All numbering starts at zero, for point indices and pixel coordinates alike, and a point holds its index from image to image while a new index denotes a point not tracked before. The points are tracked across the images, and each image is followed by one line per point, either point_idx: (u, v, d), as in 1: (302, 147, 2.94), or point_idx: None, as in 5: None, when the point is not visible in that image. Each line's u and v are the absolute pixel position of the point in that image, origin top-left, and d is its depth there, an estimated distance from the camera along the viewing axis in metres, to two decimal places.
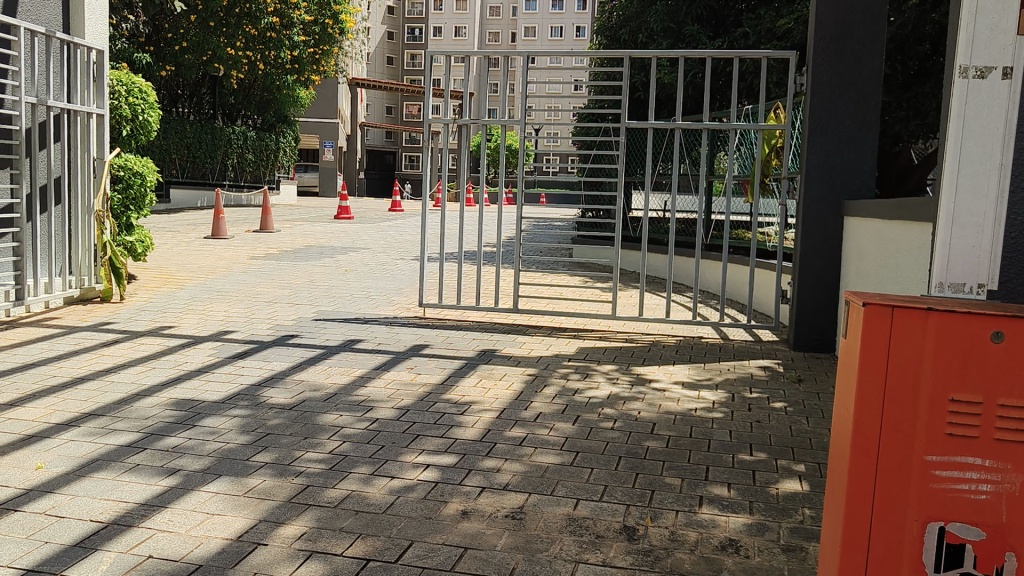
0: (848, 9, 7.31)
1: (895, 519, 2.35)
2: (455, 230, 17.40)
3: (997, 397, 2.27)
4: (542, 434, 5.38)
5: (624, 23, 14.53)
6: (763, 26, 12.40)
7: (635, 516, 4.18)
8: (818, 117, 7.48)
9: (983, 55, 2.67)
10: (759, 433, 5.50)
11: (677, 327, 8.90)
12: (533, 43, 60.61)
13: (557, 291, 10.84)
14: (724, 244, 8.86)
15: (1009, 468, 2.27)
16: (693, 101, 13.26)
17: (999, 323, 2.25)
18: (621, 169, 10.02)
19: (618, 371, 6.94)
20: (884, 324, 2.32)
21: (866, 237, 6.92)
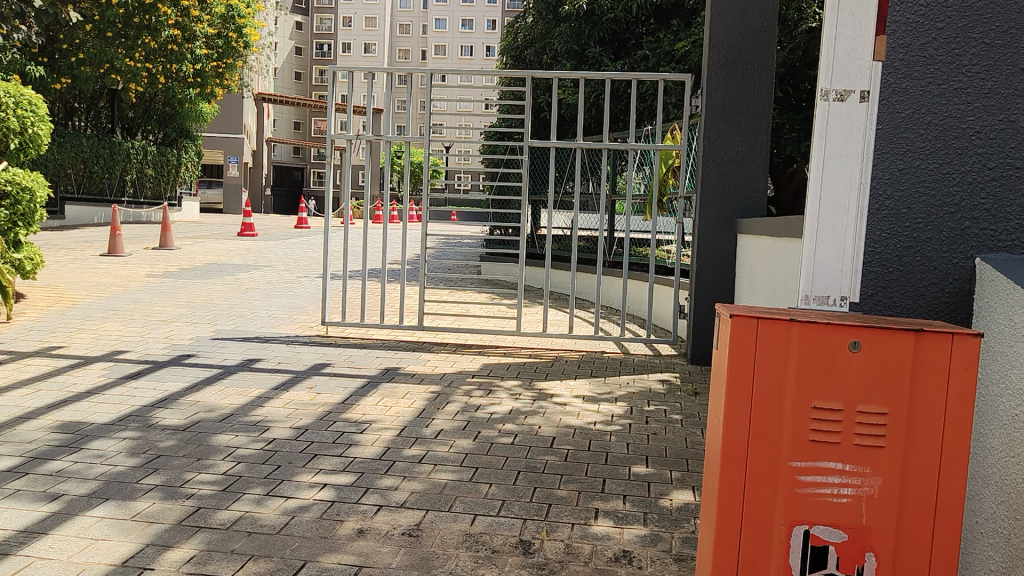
0: (740, 34, 7.57)
1: (763, 524, 2.39)
2: (360, 247, 17.30)
3: (857, 404, 2.34)
4: (441, 451, 5.37)
5: (529, 43, 14.78)
6: (661, 49, 12.82)
7: (532, 530, 4.21)
8: (712, 138, 7.70)
9: (842, 79, 2.98)
10: (655, 445, 5.61)
11: (580, 343, 9.02)
12: (443, 61, 61.03)
13: (462, 308, 10.89)
14: (624, 261, 8.93)
15: (869, 472, 2.34)
16: (595, 122, 13.49)
17: (857, 333, 2.33)
18: (525, 188, 9.96)
19: (521, 388, 6.96)
20: (750, 334, 2.38)
21: (757, 254, 7.17)
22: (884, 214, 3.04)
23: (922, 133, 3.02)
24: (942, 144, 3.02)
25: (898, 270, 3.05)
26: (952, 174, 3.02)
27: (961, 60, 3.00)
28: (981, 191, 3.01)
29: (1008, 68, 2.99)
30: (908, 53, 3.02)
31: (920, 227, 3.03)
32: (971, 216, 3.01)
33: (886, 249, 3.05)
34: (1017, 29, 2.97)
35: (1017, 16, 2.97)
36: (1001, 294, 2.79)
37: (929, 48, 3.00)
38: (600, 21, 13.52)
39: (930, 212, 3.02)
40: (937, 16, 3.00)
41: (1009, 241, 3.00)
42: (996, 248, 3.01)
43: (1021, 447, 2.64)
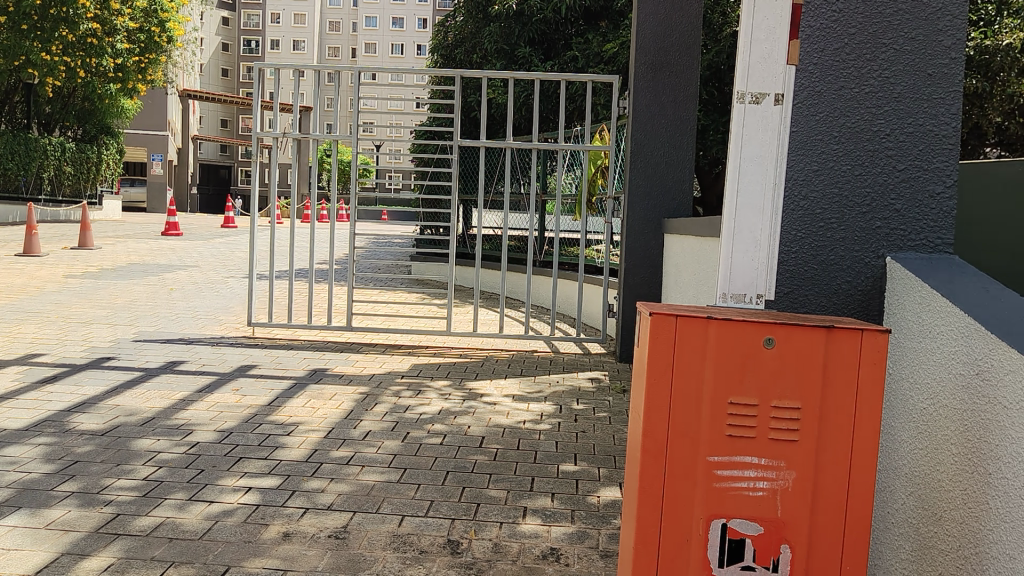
0: (666, 37, 7.68)
1: (683, 517, 2.42)
2: (288, 247, 17.06)
3: (771, 400, 2.39)
4: (369, 453, 5.33)
5: (459, 42, 14.79)
6: (589, 51, 12.95)
7: (460, 530, 4.21)
8: (639, 139, 7.80)
9: (758, 82, 3.04)
10: (584, 443, 5.66)
11: (510, 342, 9.04)
12: (373, 59, 60.54)
13: (392, 308, 10.83)
14: (554, 260, 8.94)
15: (783, 465, 2.40)
16: (525, 122, 13.54)
17: (771, 330, 2.38)
18: (455, 187, 9.90)
19: (450, 388, 6.95)
20: (670, 332, 2.40)
21: (682, 253, 7.29)
22: (799, 214, 3.13)
23: (835, 136, 3.11)
24: (854, 146, 3.11)
25: (813, 268, 3.13)
26: (863, 176, 3.11)
27: (872, 65, 3.09)
28: (891, 192, 3.10)
29: (917, 73, 3.07)
30: (821, 58, 3.10)
31: (832, 227, 3.11)
32: (881, 216, 3.10)
33: (802, 248, 3.13)
34: (925, 35, 3.06)
35: (925, 23, 3.06)
36: (909, 292, 2.90)
37: (842, 53, 3.09)
38: (529, 21, 13.59)
39: (842, 213, 3.11)
40: (850, 23, 3.09)
41: (919, 241, 3.10)
42: (907, 248, 3.10)
43: (929, 440, 2.74)
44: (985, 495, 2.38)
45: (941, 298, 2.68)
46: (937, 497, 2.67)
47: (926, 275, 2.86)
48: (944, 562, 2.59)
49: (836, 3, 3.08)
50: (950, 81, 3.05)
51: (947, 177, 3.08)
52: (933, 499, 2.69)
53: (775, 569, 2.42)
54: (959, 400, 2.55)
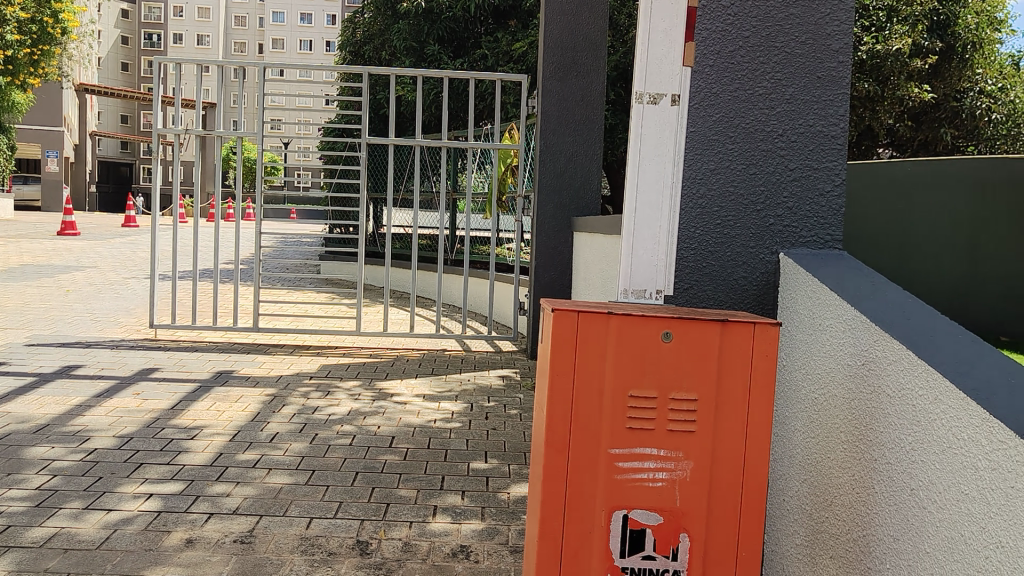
0: (573, 36, 7.74)
1: (585, 510, 2.46)
2: (191, 247, 16.60)
3: (669, 392, 2.45)
4: (276, 455, 5.24)
5: (367, 39, 14.70)
6: (499, 49, 13.01)
7: (369, 530, 4.18)
8: (548, 139, 7.88)
9: (655, 83, 3.19)
10: (494, 440, 5.69)
11: (421, 341, 9.02)
12: (281, 55, 59.43)
13: (301, 308, 10.66)
14: (465, 259, 8.92)
15: (681, 455, 2.46)
16: (434, 120, 13.51)
17: (668, 325, 2.44)
18: (364, 185, 9.78)
19: (360, 388, 6.89)
20: (572, 327, 2.43)
21: (591, 251, 7.39)
22: (697, 212, 3.21)
23: (731, 136, 3.21)
24: (749, 146, 3.21)
25: (709, 264, 3.23)
26: (756, 174, 3.21)
27: (765, 67, 3.19)
28: (783, 190, 3.21)
29: (807, 75, 3.19)
30: (717, 60, 3.19)
31: (728, 225, 3.21)
32: (774, 214, 3.21)
33: (699, 245, 3.23)
34: (814, 39, 3.18)
35: (814, 27, 3.17)
36: (801, 286, 3.00)
37: (736, 56, 3.19)
38: (438, 19, 13.57)
39: (738, 210, 3.21)
40: (744, 26, 3.19)
41: (809, 237, 3.22)
42: (798, 244, 3.22)
43: (820, 428, 2.85)
44: (872, 480, 2.49)
45: (831, 292, 2.79)
46: (828, 483, 2.77)
47: (816, 268, 2.97)
48: (835, 546, 2.70)
49: (729, 7, 3.18)
50: (837, 84, 3.18)
51: (836, 176, 3.21)
52: (824, 485, 2.80)
53: (674, 558, 2.48)
54: (848, 388, 2.66)
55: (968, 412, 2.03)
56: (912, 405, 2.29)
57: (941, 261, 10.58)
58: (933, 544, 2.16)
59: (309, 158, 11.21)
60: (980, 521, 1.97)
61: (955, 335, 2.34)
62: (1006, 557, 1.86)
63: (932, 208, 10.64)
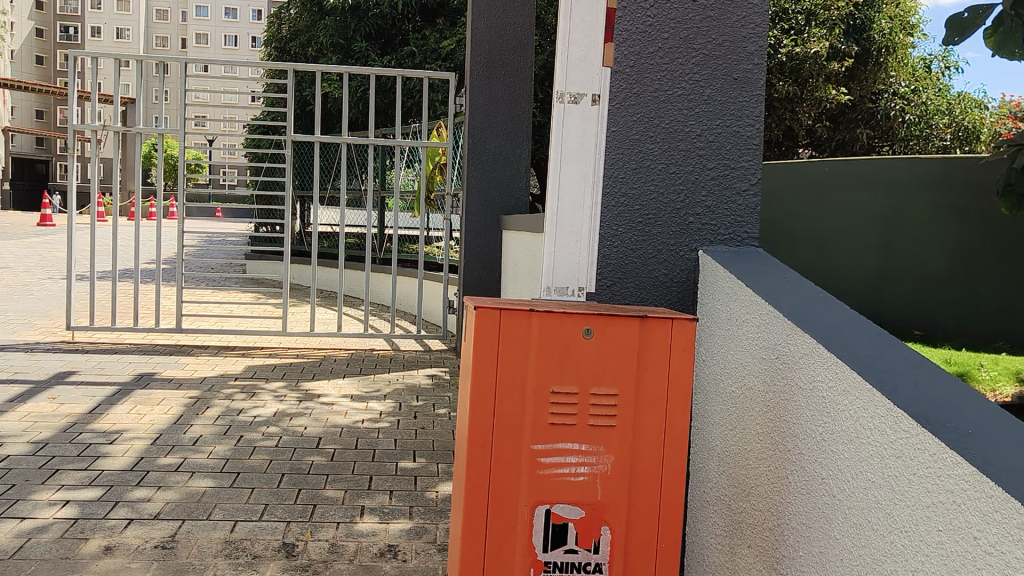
0: (500, 34, 7.73)
1: (507, 506, 2.48)
2: (111, 247, 16.14)
3: (590, 388, 2.48)
4: (199, 458, 5.14)
5: (294, 35, 14.54)
6: (427, 46, 12.96)
7: (296, 532, 4.13)
8: (476, 137, 7.88)
9: (576, 84, 3.38)
10: (423, 439, 5.69)
11: (349, 341, 8.94)
12: (204, 50, 58.13)
13: (226, 308, 10.46)
14: (393, 258, 8.87)
15: (602, 450, 2.50)
16: (362, 117, 13.39)
17: (589, 321, 2.47)
18: (289, 182, 9.64)
19: (286, 389, 6.80)
20: (494, 324, 2.45)
21: (519, 249, 7.43)
22: (619, 211, 3.26)
23: (651, 136, 3.26)
24: (669, 146, 3.27)
25: (633, 263, 3.27)
26: (676, 174, 3.28)
27: (684, 68, 3.26)
28: (702, 190, 3.28)
29: (724, 76, 3.27)
30: (637, 60, 3.24)
31: (649, 223, 3.27)
32: (694, 212, 3.28)
33: (622, 244, 3.27)
34: (730, 41, 3.25)
35: (730, 29, 3.25)
36: (720, 284, 3.07)
37: (656, 57, 3.24)
38: (365, 16, 13.45)
39: (659, 209, 3.27)
40: (663, 27, 3.24)
41: (727, 235, 3.30)
42: (716, 242, 3.29)
43: (737, 421, 2.92)
44: (787, 470, 2.56)
45: (747, 289, 2.86)
46: (745, 474, 2.85)
47: (734, 266, 3.04)
48: (752, 535, 2.77)
49: (648, 8, 3.23)
50: (753, 85, 3.26)
51: (752, 176, 3.29)
52: (742, 476, 2.87)
53: (596, 551, 2.52)
54: (763, 381, 2.73)
55: (875, 402, 2.11)
56: (824, 396, 2.36)
57: (856, 257, 10.90)
58: (842, 531, 2.23)
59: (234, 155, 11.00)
60: (885, 507, 2.05)
61: (862, 329, 2.43)
62: (910, 541, 1.94)
63: (849, 206, 10.98)
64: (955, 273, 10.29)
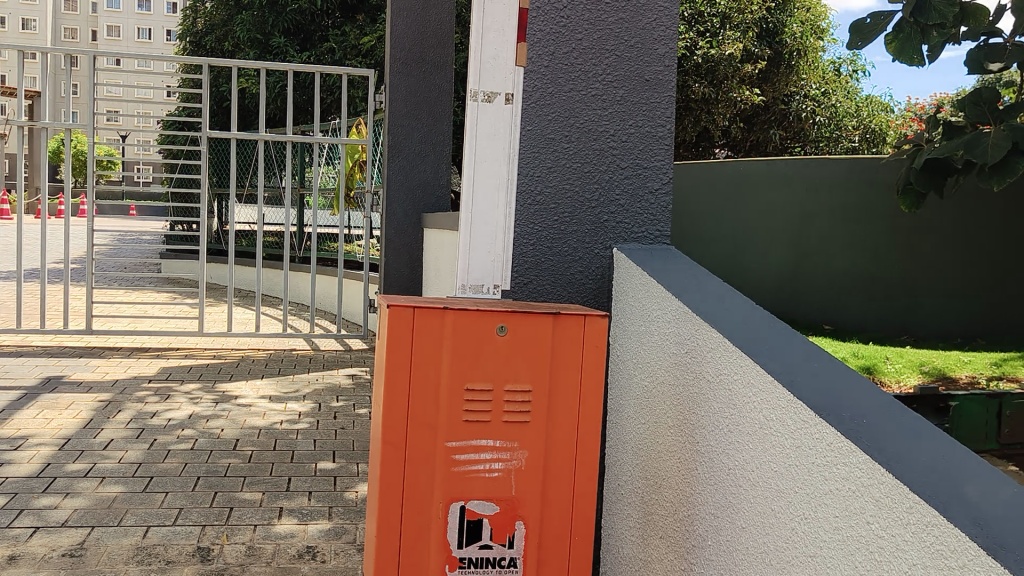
0: (420, 32, 7.71)
1: (422, 503, 2.48)
2: (17, 247, 15.54)
3: (504, 384, 2.50)
4: (110, 463, 5.00)
5: (210, 29, 14.27)
6: (347, 42, 12.83)
7: (211, 536, 4.06)
8: (396, 134, 7.84)
9: (489, 83, 3.43)
10: (342, 439, 5.64)
11: (268, 341, 8.81)
12: (116, 43, 56.35)
13: (140, 309, 10.19)
14: (313, 256, 8.75)
15: (516, 446, 2.53)
16: (280, 113, 13.19)
17: (503, 319, 2.49)
18: (204, 179, 9.43)
19: (202, 391, 6.66)
20: (407, 323, 2.43)
21: (440, 247, 7.41)
22: (535, 210, 3.29)
23: (567, 136, 3.30)
24: (583, 145, 3.31)
25: (549, 260, 3.31)
26: (590, 172, 3.32)
27: (598, 69, 3.30)
28: (616, 189, 3.34)
29: (636, 77, 3.33)
30: (551, 60, 3.27)
31: (565, 221, 3.31)
32: (608, 211, 3.33)
33: (538, 242, 3.31)
34: (642, 43, 3.32)
35: (642, 31, 3.31)
36: (632, 280, 3.13)
37: (570, 57, 3.28)
38: (283, 11, 13.25)
39: (574, 207, 3.31)
40: (576, 28, 3.28)
41: (641, 233, 3.36)
42: (631, 240, 3.35)
43: (649, 414, 2.98)
44: (696, 461, 2.63)
45: (659, 285, 2.92)
46: (657, 466, 2.91)
47: (647, 263, 3.10)
48: (664, 526, 2.84)
49: (561, 9, 3.27)
50: (664, 86, 3.34)
51: (664, 174, 3.36)
52: (654, 468, 2.94)
53: (511, 545, 2.55)
54: (674, 375, 2.80)
55: (777, 394, 2.18)
56: (730, 389, 2.43)
57: (773, 255, 11.24)
58: (747, 520, 2.31)
59: (147, 152, 10.71)
60: (787, 495, 2.12)
61: (766, 324, 2.52)
62: (810, 528, 2.02)
63: (765, 206, 11.29)
64: (864, 269, 10.65)
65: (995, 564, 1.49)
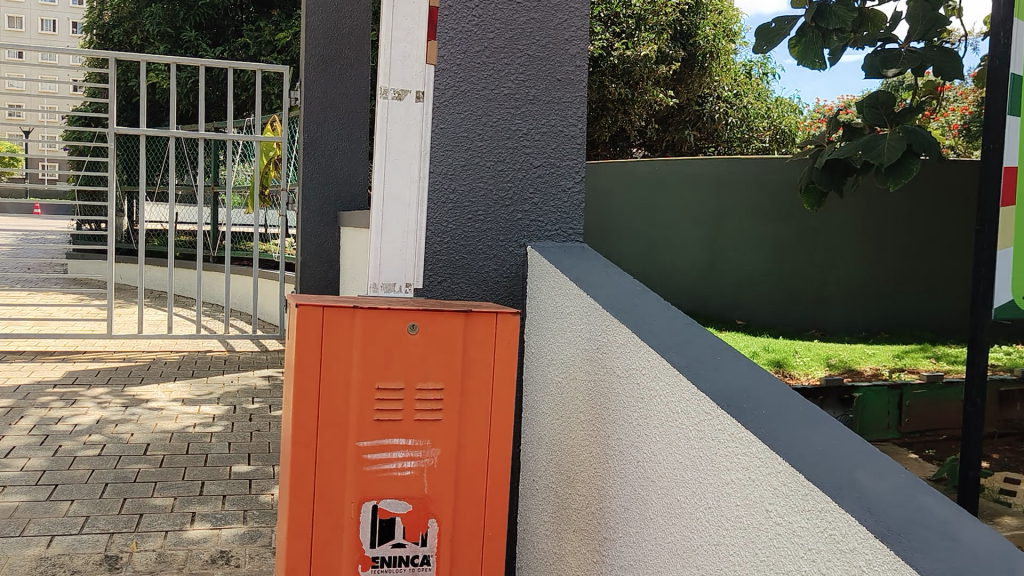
0: (336, 29, 7.61)
1: (333, 503, 2.46)
2: None
3: (416, 383, 2.50)
4: (12, 472, 4.81)
5: (118, 22, 13.86)
6: (261, 38, 12.60)
7: (119, 543, 3.95)
8: (312, 132, 7.72)
9: (399, 80, 3.26)
10: (258, 441, 5.55)
11: (181, 343, 8.60)
12: (20, 35, 54.17)
13: (44, 311, 9.82)
14: (227, 256, 8.55)
15: (429, 444, 2.53)
16: (192, 110, 12.89)
17: (414, 317, 2.49)
18: (112, 177, 9.13)
19: (110, 395, 6.46)
20: (316, 323, 2.42)
21: (356, 246, 7.33)
22: (449, 208, 3.30)
23: (480, 134, 3.32)
24: (496, 143, 3.33)
25: (463, 257, 3.33)
26: (504, 171, 3.35)
27: (510, 68, 3.33)
28: (529, 187, 3.37)
29: (548, 77, 3.37)
30: (463, 59, 3.29)
31: (479, 219, 3.33)
32: (522, 209, 3.36)
33: (452, 239, 3.32)
34: (554, 43, 3.36)
35: (554, 31, 3.35)
36: (546, 276, 3.17)
37: (483, 56, 3.30)
38: (195, 5, 12.94)
39: (488, 205, 3.33)
40: (489, 27, 3.30)
41: (554, 231, 3.41)
42: (544, 238, 3.39)
43: (562, 410, 3.03)
44: (606, 455, 2.68)
45: (570, 282, 2.97)
46: (570, 461, 2.96)
47: (560, 261, 3.14)
48: (576, 519, 2.89)
49: (474, 7, 3.29)
50: (575, 86, 3.38)
51: (576, 173, 3.41)
52: (567, 463, 2.98)
53: (424, 543, 2.56)
54: (585, 370, 2.85)
55: (682, 387, 2.23)
56: (638, 383, 2.48)
57: (686, 254, 11.44)
58: (655, 510, 2.36)
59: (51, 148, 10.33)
60: (692, 485, 2.17)
61: (672, 320, 2.58)
62: (713, 516, 2.07)
63: (678, 206, 11.47)
64: (774, 267, 10.97)
65: (884, 547, 1.56)
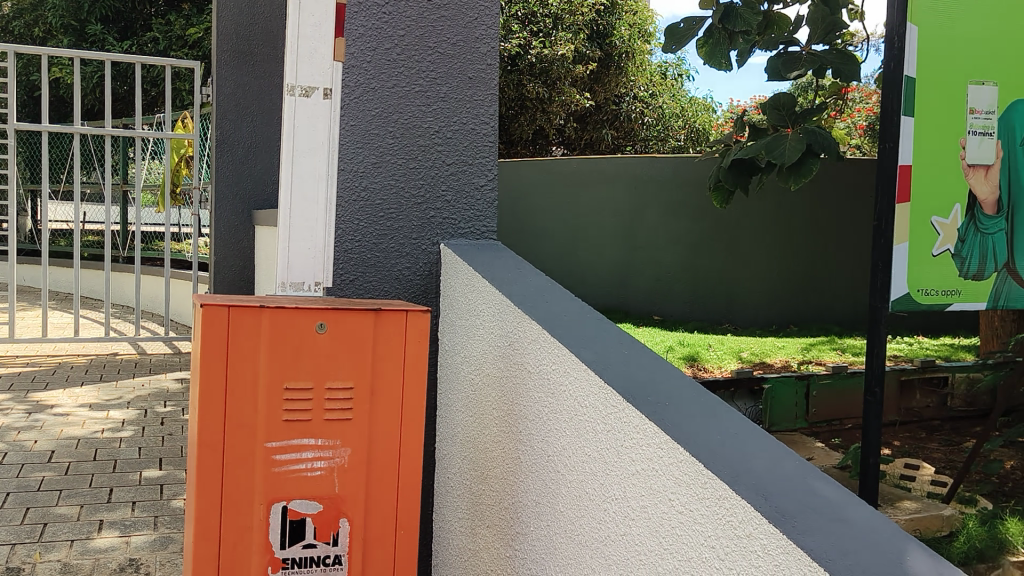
0: (249, 24, 7.45)
1: (241, 505, 2.43)
2: None
3: (325, 382, 2.48)
4: None
5: (18, 14, 13.37)
6: (172, 32, 12.29)
7: (22, 554, 3.81)
8: (229, 128, 7.47)
9: (307, 76, 3.09)
10: (170, 446, 5.42)
11: (89, 346, 8.33)
12: None
13: None
14: (139, 256, 8.24)
15: (339, 443, 2.52)
16: (99, 106, 12.50)
17: (323, 316, 2.47)
18: (12, 174, 8.78)
19: (12, 401, 6.22)
20: (222, 322, 2.38)
21: (271, 245, 7.20)
22: (360, 206, 3.28)
23: (392, 132, 3.31)
24: (408, 141, 3.33)
25: (375, 256, 3.31)
26: (416, 168, 3.35)
27: (421, 66, 3.33)
28: (441, 184, 3.37)
29: (459, 75, 3.38)
30: (374, 55, 3.27)
31: (390, 217, 3.32)
32: (434, 207, 3.36)
33: (364, 238, 3.30)
34: (464, 42, 3.37)
35: (464, 30, 3.37)
36: (458, 273, 3.18)
37: (393, 54, 3.30)
38: None
39: (401, 203, 3.33)
40: (399, 24, 3.30)
41: (467, 229, 3.42)
42: (457, 235, 3.40)
43: (475, 406, 3.04)
44: (517, 450, 2.71)
45: (482, 279, 2.98)
46: (483, 457, 2.98)
47: (472, 258, 3.16)
48: (490, 514, 2.91)
49: (384, 6, 3.28)
50: (487, 85, 3.41)
51: (489, 172, 3.43)
52: (480, 459, 3.00)
53: (335, 542, 2.55)
54: (497, 367, 2.87)
55: (590, 380, 2.27)
56: (547, 378, 2.51)
57: (604, 252, 11.58)
58: (566, 503, 2.39)
59: None
60: (600, 477, 2.21)
61: (581, 316, 2.62)
62: (620, 507, 2.11)
63: (596, 204, 11.60)
64: (689, 263, 11.20)
65: (778, 531, 1.61)
